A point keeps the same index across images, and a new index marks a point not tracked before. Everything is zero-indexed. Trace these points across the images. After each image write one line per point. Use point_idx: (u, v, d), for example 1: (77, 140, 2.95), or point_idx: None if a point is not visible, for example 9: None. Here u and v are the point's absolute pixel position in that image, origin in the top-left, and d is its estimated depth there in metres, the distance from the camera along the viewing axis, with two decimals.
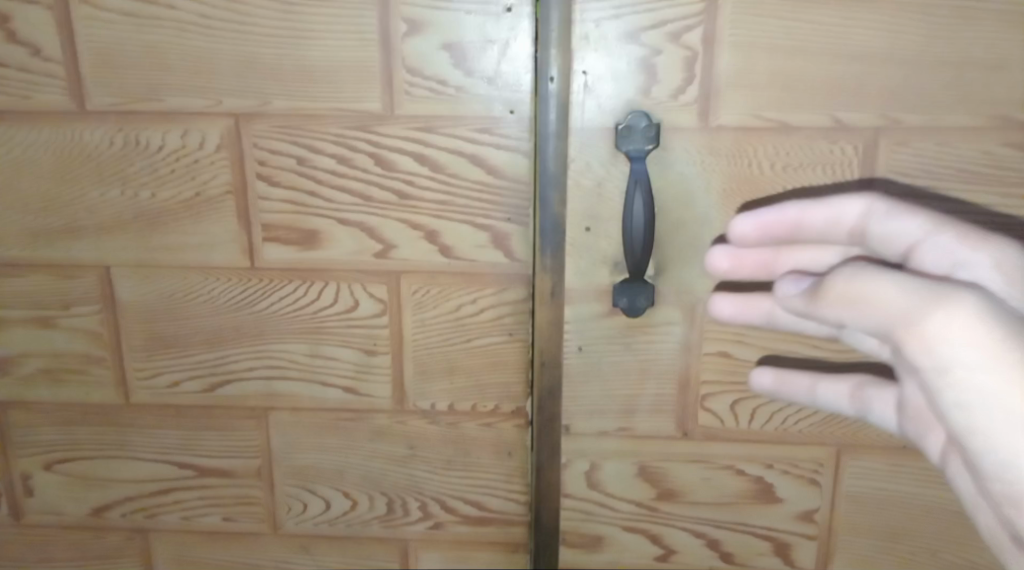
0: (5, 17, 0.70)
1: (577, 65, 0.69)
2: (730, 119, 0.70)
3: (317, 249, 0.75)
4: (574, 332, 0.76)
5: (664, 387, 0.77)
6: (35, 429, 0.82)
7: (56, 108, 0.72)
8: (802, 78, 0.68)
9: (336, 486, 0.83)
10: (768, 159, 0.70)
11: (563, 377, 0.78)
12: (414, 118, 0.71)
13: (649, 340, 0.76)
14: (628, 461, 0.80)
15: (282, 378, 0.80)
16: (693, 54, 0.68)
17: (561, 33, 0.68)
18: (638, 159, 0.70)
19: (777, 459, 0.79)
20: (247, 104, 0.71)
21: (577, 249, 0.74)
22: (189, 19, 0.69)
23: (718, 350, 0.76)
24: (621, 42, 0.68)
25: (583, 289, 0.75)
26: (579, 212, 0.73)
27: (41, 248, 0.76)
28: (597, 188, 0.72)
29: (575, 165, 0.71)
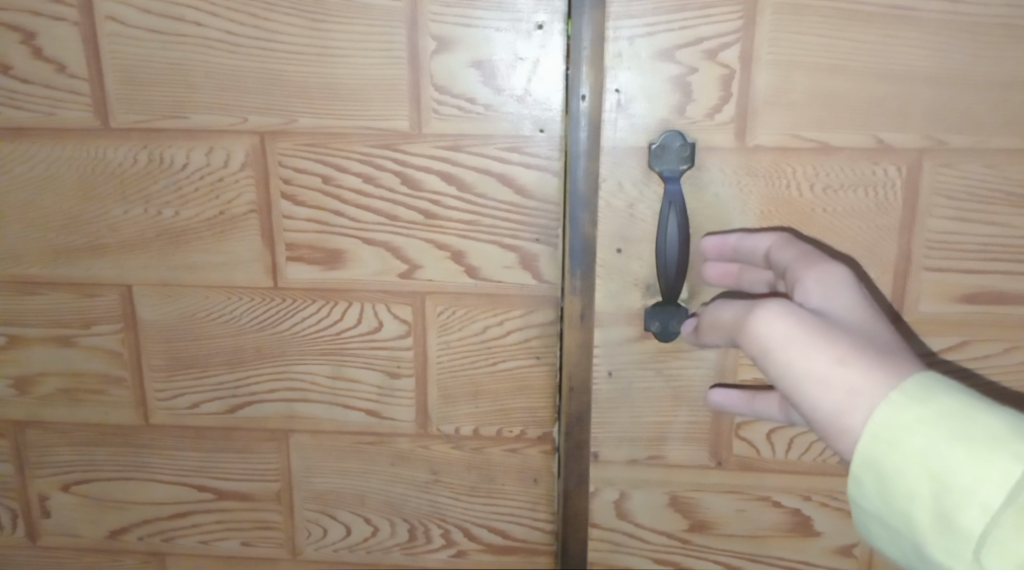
0: (31, 33, 0.69)
1: (610, 83, 0.68)
2: (768, 139, 0.68)
3: (341, 268, 0.74)
4: (604, 357, 0.74)
5: (697, 414, 0.75)
6: (52, 449, 0.81)
7: (80, 125, 0.71)
8: (843, 97, 0.67)
9: (357, 512, 0.81)
10: (807, 181, 0.68)
11: (592, 403, 0.76)
12: (442, 136, 0.70)
13: (682, 366, 0.74)
14: (659, 491, 0.77)
15: (304, 400, 0.78)
16: (729, 72, 0.67)
17: (593, 51, 0.67)
18: (672, 180, 0.68)
19: (814, 490, 0.76)
20: (273, 122, 0.70)
21: (607, 272, 0.72)
22: (215, 36, 0.69)
23: (753, 377, 0.74)
24: (654, 60, 0.67)
25: (613, 313, 0.73)
26: (609, 234, 0.71)
27: (62, 266, 0.75)
28: (629, 209, 0.70)
29: (606, 185, 0.70)
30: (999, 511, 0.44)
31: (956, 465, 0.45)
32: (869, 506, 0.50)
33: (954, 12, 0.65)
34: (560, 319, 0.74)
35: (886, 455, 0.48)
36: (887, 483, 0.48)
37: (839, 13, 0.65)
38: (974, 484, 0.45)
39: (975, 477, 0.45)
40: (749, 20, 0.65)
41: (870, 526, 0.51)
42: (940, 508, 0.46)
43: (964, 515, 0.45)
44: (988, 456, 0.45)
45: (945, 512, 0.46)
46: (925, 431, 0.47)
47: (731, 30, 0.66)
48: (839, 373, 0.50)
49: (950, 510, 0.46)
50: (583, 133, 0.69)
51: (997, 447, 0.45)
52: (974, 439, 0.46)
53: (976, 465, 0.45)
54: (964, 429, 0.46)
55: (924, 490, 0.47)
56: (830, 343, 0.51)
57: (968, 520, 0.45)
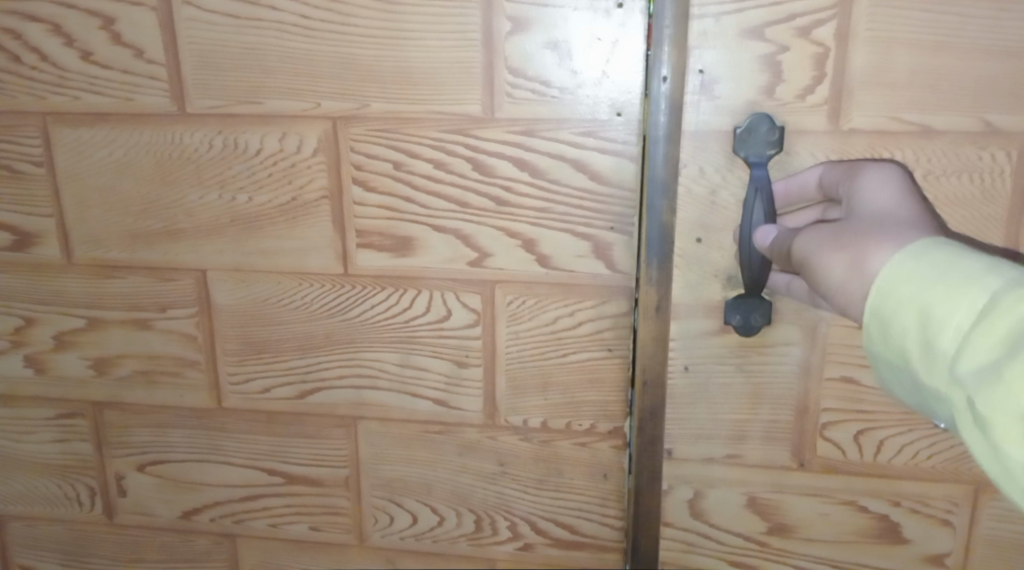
0: (111, 20, 0.70)
1: (694, 64, 0.65)
2: (864, 121, 0.64)
3: (412, 256, 0.73)
4: (680, 350, 0.72)
5: (779, 413, 0.72)
6: (129, 429, 0.83)
7: (158, 110, 0.72)
8: (948, 77, 0.62)
9: (424, 501, 0.81)
10: (907, 166, 0.64)
11: (667, 397, 0.73)
12: (515, 121, 0.68)
13: (764, 361, 0.71)
14: (736, 491, 0.75)
15: (373, 387, 0.78)
16: (823, 50, 0.63)
17: (676, 30, 0.64)
18: (760, 166, 0.65)
19: (904, 496, 0.72)
20: (346, 107, 0.70)
21: (686, 261, 0.70)
22: (289, 20, 0.68)
23: (841, 374, 0.70)
24: (741, 39, 0.63)
25: (690, 303, 0.71)
26: (689, 221, 0.69)
27: (140, 250, 0.76)
28: (711, 195, 0.68)
29: (687, 170, 0.67)
30: (971, 329, 0.41)
31: (936, 296, 0.43)
32: (875, 357, 0.48)
33: None
34: (634, 309, 0.72)
35: (883, 302, 0.46)
36: (884, 327, 0.46)
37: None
38: (950, 308, 0.42)
39: (948, 303, 0.42)
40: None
41: (885, 378, 0.48)
42: (925, 339, 0.43)
43: (941, 338, 0.42)
44: (968, 285, 0.42)
45: (928, 342, 0.43)
46: (913, 273, 0.45)
47: (827, 5, 0.62)
48: (842, 251, 0.51)
49: (932, 338, 0.43)
50: (663, 116, 0.66)
51: (974, 276, 0.42)
52: (957, 274, 0.43)
53: (957, 294, 0.42)
54: (950, 268, 0.44)
55: (912, 326, 0.44)
56: (841, 232, 0.52)
57: (948, 344, 0.42)
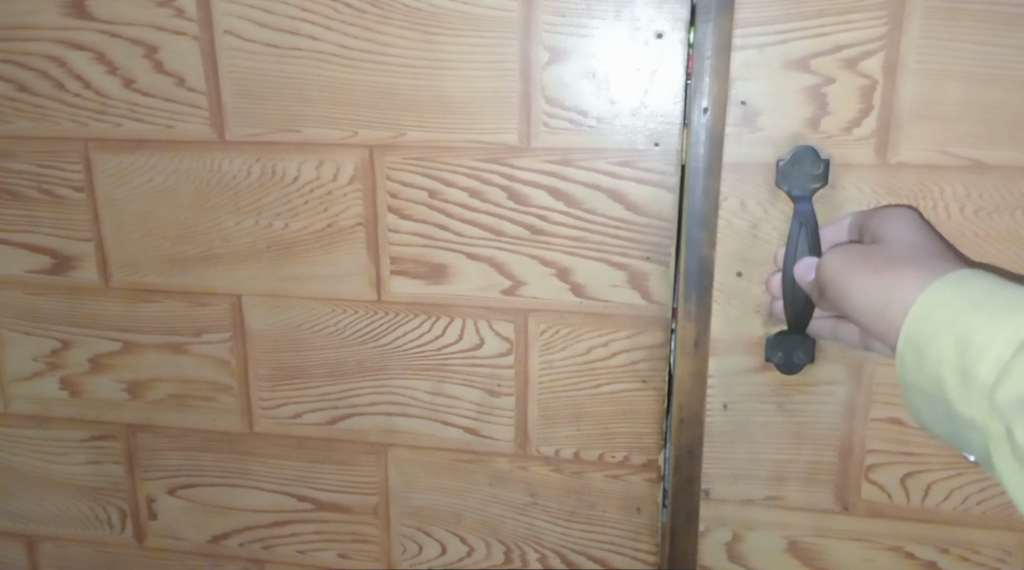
0: (153, 48, 0.71)
1: (736, 95, 0.64)
2: (913, 155, 0.63)
3: (446, 283, 0.73)
4: (719, 388, 0.71)
5: (822, 453, 0.71)
6: (161, 452, 0.83)
7: (197, 137, 0.73)
8: (999, 112, 0.61)
9: (453, 531, 0.80)
10: (956, 202, 0.63)
11: (704, 436, 0.72)
12: (551, 150, 0.67)
13: (807, 401, 0.70)
14: (777, 534, 0.73)
15: (405, 415, 0.77)
16: (870, 82, 0.62)
17: (717, 59, 0.63)
18: (804, 200, 0.64)
19: (952, 543, 0.70)
20: (383, 135, 0.70)
21: (726, 295, 0.69)
22: (329, 50, 0.68)
23: (887, 415, 0.69)
24: (785, 71, 0.63)
25: (730, 338, 0.70)
26: (729, 255, 0.68)
27: (176, 274, 0.77)
28: (752, 228, 0.67)
29: (727, 203, 0.66)
30: (1012, 358, 0.41)
31: (976, 324, 0.43)
32: (905, 384, 0.48)
33: None
34: (671, 340, 0.71)
35: (918, 329, 0.46)
36: (918, 353, 0.46)
37: (996, 18, 0.60)
38: (991, 336, 0.42)
39: (989, 331, 0.42)
40: (894, 27, 0.61)
41: (914, 408, 0.48)
42: (962, 366, 0.44)
43: (981, 366, 0.43)
44: (1008, 314, 0.43)
45: (966, 370, 0.43)
46: (950, 300, 0.45)
47: (874, 37, 0.61)
48: (876, 276, 0.50)
49: (970, 365, 0.43)
50: (705, 147, 0.65)
51: (1013, 304, 0.43)
52: (995, 303, 0.43)
53: (996, 323, 0.42)
54: (988, 297, 0.44)
55: (949, 353, 0.44)
56: (871, 258, 0.52)
57: (987, 372, 0.42)
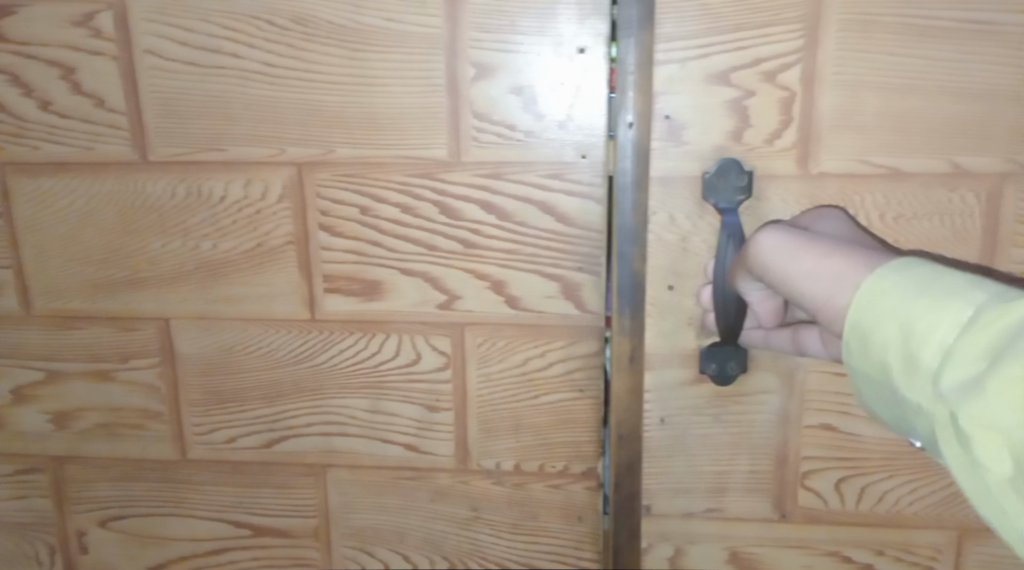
0: (70, 68, 0.69)
1: (661, 110, 0.66)
2: (834, 165, 0.66)
3: (380, 299, 0.72)
4: (656, 402, 0.72)
5: (759, 462, 0.73)
6: (90, 484, 0.80)
7: (119, 159, 0.71)
8: (913, 119, 0.64)
9: (396, 549, 0.79)
10: (877, 210, 0.66)
11: (643, 451, 0.73)
12: (482, 164, 0.68)
13: (743, 410, 0.72)
14: (719, 545, 0.75)
15: (343, 435, 0.77)
16: (789, 94, 0.65)
17: (640, 75, 0.65)
18: (730, 211, 0.66)
19: (888, 544, 0.73)
20: (310, 153, 0.69)
21: (659, 309, 0.70)
22: (254, 68, 0.68)
23: (820, 422, 0.71)
24: (707, 85, 0.65)
25: (664, 351, 0.71)
26: (660, 268, 0.69)
27: (101, 300, 0.75)
28: (682, 242, 0.68)
29: (656, 217, 0.68)
30: (954, 342, 0.40)
31: (918, 307, 0.42)
32: (853, 371, 0.47)
33: None
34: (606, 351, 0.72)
35: (864, 315, 0.45)
36: (863, 339, 0.45)
37: (908, 29, 0.63)
38: (935, 320, 0.41)
39: (932, 315, 0.41)
40: (812, 39, 0.63)
41: (864, 396, 0.48)
42: (907, 352, 0.43)
43: (927, 352, 0.41)
44: (951, 298, 0.41)
45: (911, 356, 0.42)
46: (898, 285, 0.44)
47: (792, 50, 0.64)
48: (822, 260, 0.51)
49: (914, 350, 0.42)
50: (633, 163, 0.67)
51: (959, 288, 0.42)
52: (940, 288, 0.42)
53: (939, 307, 0.41)
54: (934, 281, 0.43)
55: (896, 339, 0.43)
56: (813, 244, 0.53)
57: (930, 357, 0.41)
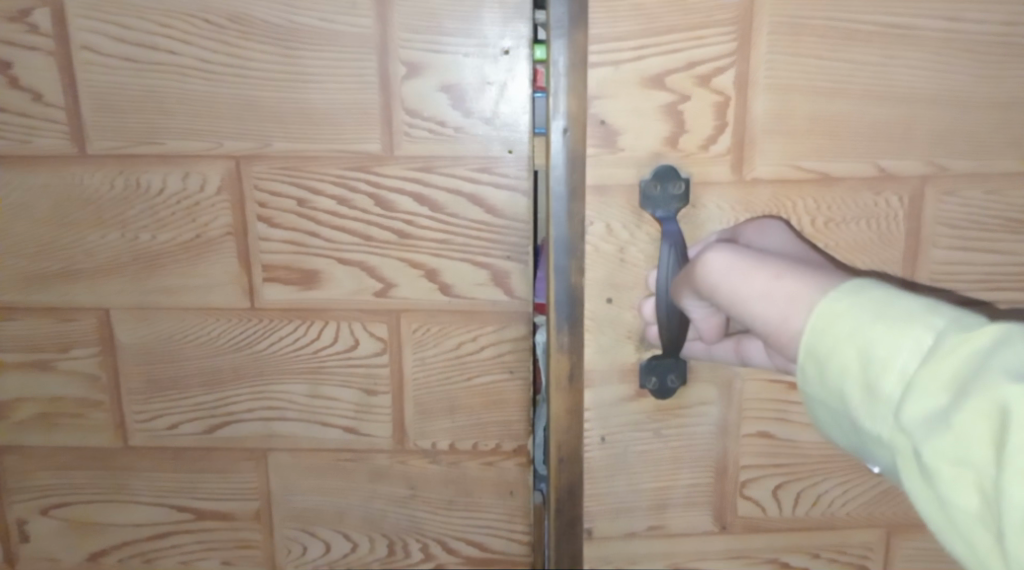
0: (7, 64, 0.70)
1: (596, 114, 0.70)
2: (768, 170, 0.71)
3: (317, 288, 0.75)
4: (596, 422, 0.77)
5: (699, 476, 0.79)
6: (30, 473, 0.82)
7: (58, 152, 0.73)
8: (840, 125, 0.70)
9: (337, 529, 0.83)
10: (812, 215, 0.72)
11: (583, 473, 0.78)
12: (413, 158, 0.72)
13: (682, 424, 0.77)
14: (661, 560, 0.81)
15: (282, 419, 0.79)
16: (723, 99, 0.70)
17: (573, 78, 0.69)
18: (669, 220, 0.71)
19: (820, 544, 0.80)
20: (247, 147, 0.72)
21: (598, 324, 0.75)
22: (191, 64, 0.70)
23: (757, 429, 0.77)
24: (643, 87, 0.69)
25: (601, 360, 0.75)
26: (597, 281, 0.73)
27: (40, 292, 0.76)
28: (619, 252, 0.73)
29: (593, 228, 0.72)
30: (913, 371, 0.45)
31: (876, 336, 0.47)
32: (811, 395, 0.52)
33: (956, 32, 0.68)
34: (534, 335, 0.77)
35: (822, 342, 0.50)
36: (821, 362, 0.50)
37: (838, 32, 0.68)
38: (892, 350, 0.46)
39: (890, 345, 0.46)
40: (744, 42, 0.68)
41: (822, 420, 0.52)
42: (866, 379, 0.47)
43: (885, 381, 0.46)
44: (907, 328, 0.46)
45: (871, 383, 0.47)
46: (853, 313, 0.49)
47: (725, 54, 0.69)
48: (777, 280, 0.56)
49: (873, 377, 0.47)
50: (572, 172, 0.71)
51: (912, 318, 0.47)
52: (894, 318, 0.47)
53: (897, 338, 0.46)
54: (888, 311, 0.48)
55: (853, 366, 0.48)
56: (765, 263, 0.58)
57: (889, 384, 0.46)
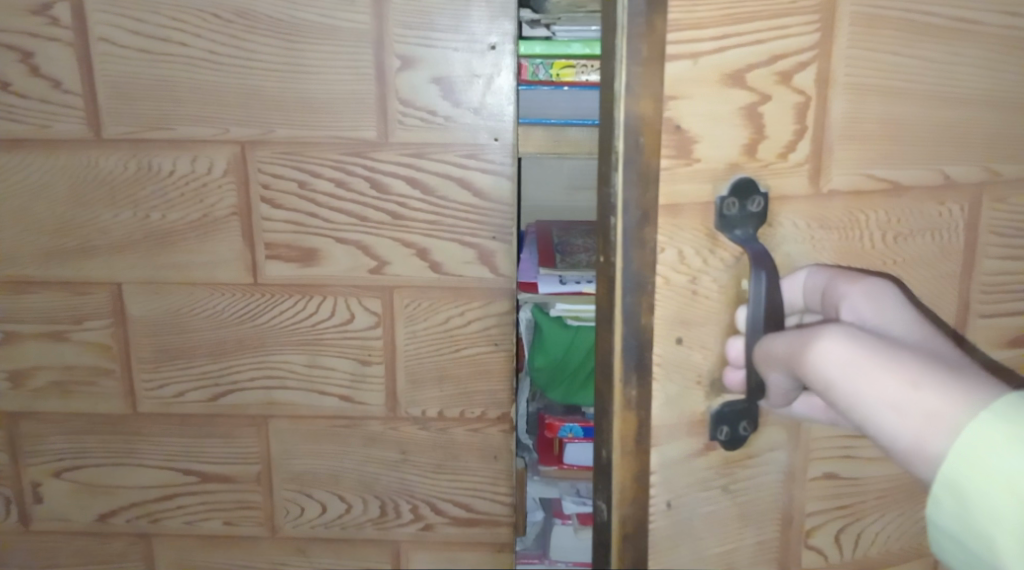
0: (29, 53, 0.76)
1: (670, 119, 0.39)
2: (844, 181, 0.43)
3: (316, 266, 0.81)
4: (658, 485, 0.44)
5: (766, 532, 0.48)
6: (44, 438, 0.87)
7: (74, 136, 0.78)
8: (910, 127, 0.44)
9: (332, 491, 0.89)
10: (881, 231, 0.45)
11: (647, 555, 0.45)
12: (406, 144, 0.77)
13: (750, 476, 0.46)
14: None
15: (282, 388, 0.85)
16: (804, 101, 0.42)
17: (648, 74, 0.39)
18: (752, 240, 0.42)
19: None
20: (251, 133, 0.77)
21: (664, 374, 0.43)
22: (199, 55, 0.75)
23: (819, 471, 0.48)
24: (722, 85, 0.40)
25: (670, 430, 0.43)
26: (667, 321, 0.42)
27: (57, 267, 0.81)
28: (692, 284, 0.42)
29: (665, 253, 0.41)
30: None
31: None
32: (948, 532, 0.35)
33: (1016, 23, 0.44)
34: (520, 312, 0.85)
35: (967, 473, 0.33)
36: (969, 506, 0.33)
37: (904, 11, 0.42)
38: None
39: None
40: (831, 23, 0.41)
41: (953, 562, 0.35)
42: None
43: None
44: None
45: None
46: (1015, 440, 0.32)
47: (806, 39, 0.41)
48: (912, 388, 0.34)
49: None
50: (638, 192, 0.40)
51: None
52: None
53: None
54: None
55: (1013, 518, 0.32)
56: (885, 353, 0.35)
57: None
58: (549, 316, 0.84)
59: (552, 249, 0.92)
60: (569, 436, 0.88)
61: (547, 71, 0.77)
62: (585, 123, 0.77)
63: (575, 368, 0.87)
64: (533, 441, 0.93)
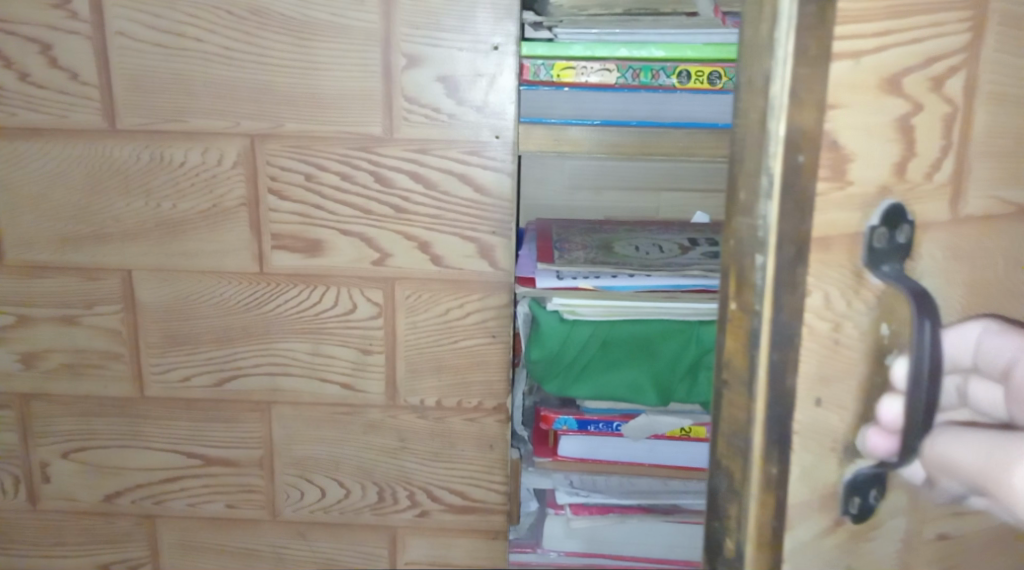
0: (48, 45, 0.79)
1: (830, 133, 0.34)
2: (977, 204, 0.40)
3: (321, 256, 0.84)
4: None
5: None
6: (54, 419, 0.90)
7: (91, 127, 0.80)
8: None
9: (332, 476, 0.91)
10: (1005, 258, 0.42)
11: None
12: (411, 140, 0.80)
13: (868, 551, 0.42)
14: None
15: (286, 374, 0.88)
16: (951, 113, 0.38)
17: (813, 77, 0.33)
18: (902, 279, 0.37)
19: None
20: (261, 126, 0.80)
21: (803, 438, 0.38)
22: (213, 50, 0.78)
23: (933, 530, 0.44)
24: (880, 92, 0.35)
25: (805, 502, 0.39)
26: (812, 374, 0.37)
27: (71, 253, 0.84)
28: (834, 331, 0.37)
29: (815, 294, 0.36)
30: None
31: None
32: None
33: None
34: (517, 306, 0.85)
35: None
36: None
37: None
38: None
39: None
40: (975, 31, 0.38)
41: None
42: None
43: None
44: None
45: None
46: None
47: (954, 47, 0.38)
48: None
49: None
50: (793, 223, 0.34)
51: None
52: None
53: None
54: None
55: None
56: None
57: None
58: (545, 310, 0.83)
59: (550, 245, 0.94)
60: (563, 427, 0.90)
61: (547, 72, 0.78)
62: (583, 122, 0.79)
63: (572, 363, 0.85)
64: (528, 432, 0.96)
